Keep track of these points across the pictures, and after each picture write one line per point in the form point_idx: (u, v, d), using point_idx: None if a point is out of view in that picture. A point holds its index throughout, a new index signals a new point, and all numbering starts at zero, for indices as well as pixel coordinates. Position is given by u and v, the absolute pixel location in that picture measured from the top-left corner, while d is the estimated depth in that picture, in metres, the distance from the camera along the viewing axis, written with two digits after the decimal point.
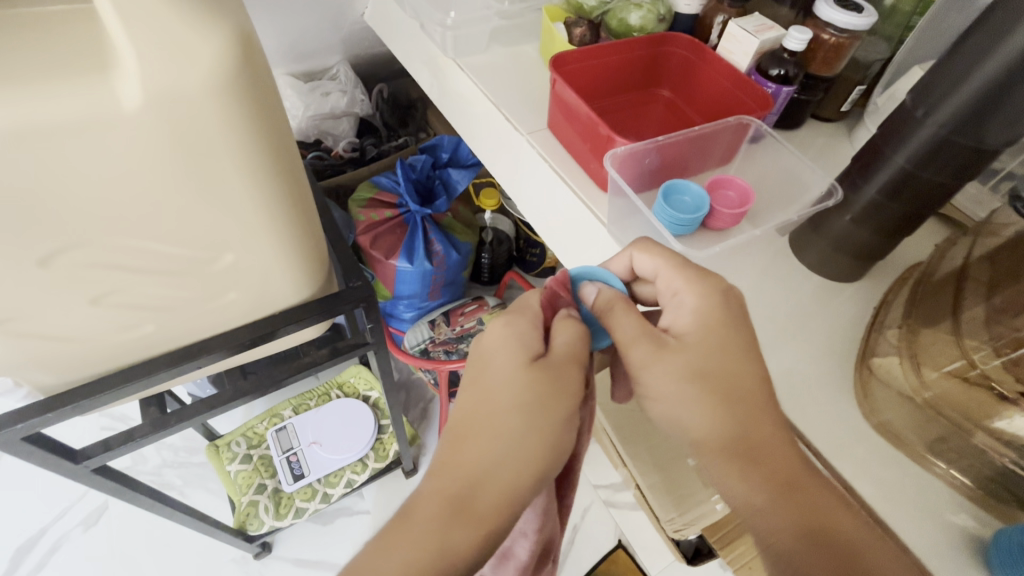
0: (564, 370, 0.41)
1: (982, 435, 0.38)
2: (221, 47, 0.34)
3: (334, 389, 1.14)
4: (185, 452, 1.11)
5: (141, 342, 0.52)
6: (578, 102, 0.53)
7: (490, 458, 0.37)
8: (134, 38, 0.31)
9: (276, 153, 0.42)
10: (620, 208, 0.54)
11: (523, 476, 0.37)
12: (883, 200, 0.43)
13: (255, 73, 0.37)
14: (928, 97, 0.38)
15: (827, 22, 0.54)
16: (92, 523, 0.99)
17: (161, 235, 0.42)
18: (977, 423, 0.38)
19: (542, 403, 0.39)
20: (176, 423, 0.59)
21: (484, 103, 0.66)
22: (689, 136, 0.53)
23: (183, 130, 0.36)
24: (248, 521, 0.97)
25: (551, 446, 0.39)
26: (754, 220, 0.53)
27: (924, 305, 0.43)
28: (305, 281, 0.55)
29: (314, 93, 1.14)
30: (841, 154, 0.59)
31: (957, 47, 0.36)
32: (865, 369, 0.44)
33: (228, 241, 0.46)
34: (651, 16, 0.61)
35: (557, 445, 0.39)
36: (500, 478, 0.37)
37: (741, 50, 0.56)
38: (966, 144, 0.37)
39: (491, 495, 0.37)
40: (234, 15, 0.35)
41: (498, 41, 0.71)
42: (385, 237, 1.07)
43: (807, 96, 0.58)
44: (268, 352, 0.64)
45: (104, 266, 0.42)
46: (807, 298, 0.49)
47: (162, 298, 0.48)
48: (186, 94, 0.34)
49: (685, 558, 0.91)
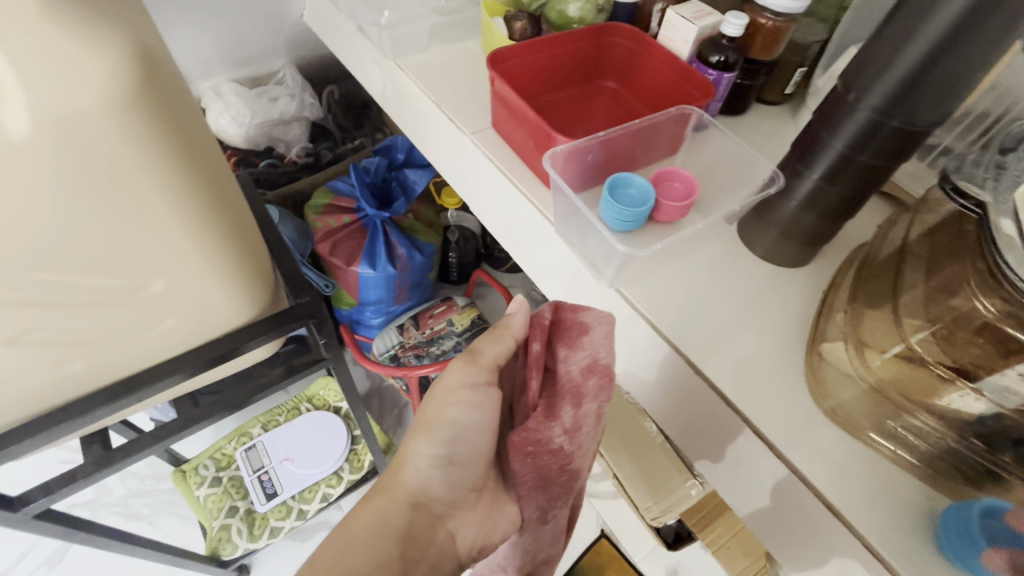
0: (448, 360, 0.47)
1: (924, 415, 0.38)
2: (117, 62, 0.32)
3: (304, 403, 1.11)
4: (152, 479, 1.07)
5: (74, 378, 0.49)
6: (518, 100, 0.52)
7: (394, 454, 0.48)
8: (12, 59, 0.29)
9: (198, 172, 0.40)
10: (563, 208, 0.51)
11: (418, 456, 0.46)
12: (824, 184, 0.43)
13: (163, 91, 0.35)
14: (859, 81, 0.38)
15: (763, 6, 0.53)
16: (56, 562, 0.96)
17: (79, 267, 0.39)
18: (920, 403, 0.38)
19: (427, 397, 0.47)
20: (125, 458, 0.56)
21: (427, 103, 0.64)
22: (632, 129, 0.52)
23: (85, 155, 0.33)
24: (220, 546, 0.94)
25: (434, 423, 0.45)
26: (703, 210, 0.52)
27: (867, 284, 0.43)
28: (249, 301, 0.53)
29: (260, 98, 1.07)
30: (786, 137, 0.59)
31: (883, 29, 0.36)
32: (816, 354, 0.44)
33: (156, 267, 0.43)
34: (590, 7, 0.60)
35: (436, 422, 0.45)
36: (400, 465, 0.47)
37: (680, 38, 0.56)
38: (897, 126, 0.37)
39: (396, 487, 0.47)
40: (132, 27, 0.33)
41: (439, 38, 0.69)
42: (344, 244, 1.04)
43: (750, 81, 0.58)
44: (221, 375, 0.62)
45: (16, 304, 0.39)
46: (757, 285, 0.50)
47: (88, 331, 0.45)
48: (85, 116, 0.32)
49: (665, 543, 0.89)
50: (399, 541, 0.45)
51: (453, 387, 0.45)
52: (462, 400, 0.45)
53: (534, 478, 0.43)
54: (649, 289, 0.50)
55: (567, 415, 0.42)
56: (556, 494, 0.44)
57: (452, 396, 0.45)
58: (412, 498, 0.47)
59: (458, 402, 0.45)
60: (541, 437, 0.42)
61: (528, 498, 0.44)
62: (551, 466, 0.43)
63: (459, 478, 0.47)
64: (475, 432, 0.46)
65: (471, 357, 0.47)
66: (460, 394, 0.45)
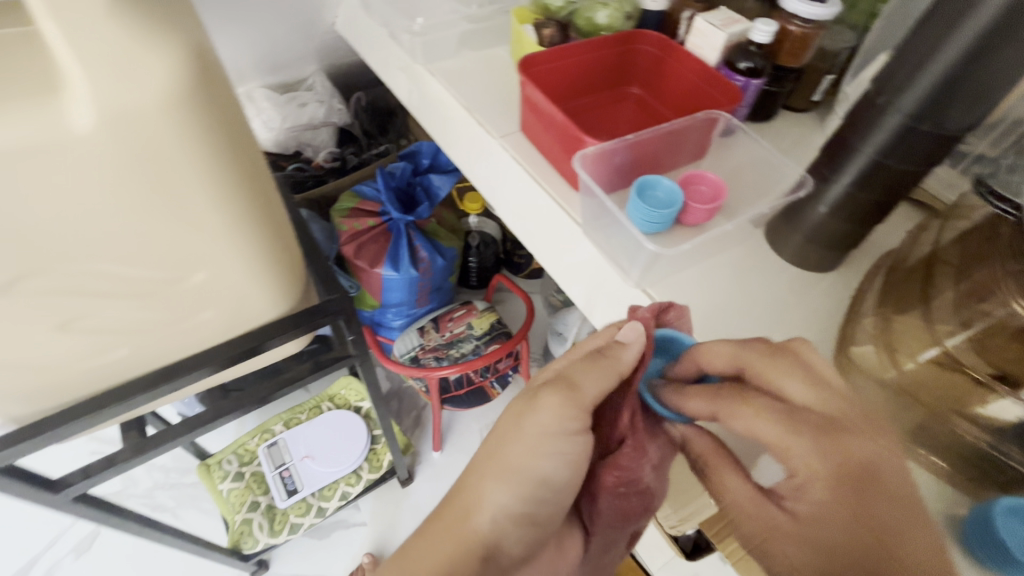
0: (543, 392, 0.44)
1: (961, 421, 0.37)
2: (176, 63, 0.34)
3: (326, 401, 1.12)
4: (176, 473, 1.09)
5: (117, 365, 0.51)
6: (547, 104, 0.53)
7: (459, 493, 0.44)
8: (82, 59, 0.31)
9: (244, 170, 0.42)
10: (593, 209, 0.53)
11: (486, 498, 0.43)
12: (853, 189, 0.43)
13: (213, 91, 0.37)
14: (890, 85, 0.38)
15: (792, 13, 0.54)
16: (84, 550, 0.98)
17: (128, 258, 0.41)
18: (955, 409, 0.38)
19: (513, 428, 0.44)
20: (160, 445, 0.58)
21: (455, 107, 0.66)
22: (660, 133, 0.53)
23: (143, 150, 0.35)
24: (242, 540, 0.96)
25: (518, 469, 0.43)
26: (730, 214, 0.53)
27: (898, 289, 0.42)
28: (283, 296, 0.55)
29: (291, 103, 1.12)
30: (813, 143, 0.59)
31: (915, 34, 0.36)
32: (844, 358, 0.44)
33: (200, 260, 0.45)
34: (618, 14, 0.62)
35: (521, 472, 0.43)
36: (468, 509, 0.43)
37: (708, 44, 0.56)
38: (929, 130, 0.37)
39: (464, 533, 0.42)
40: (188, 30, 0.35)
41: (468, 45, 0.71)
42: (369, 246, 1.06)
43: (777, 87, 0.58)
44: (250, 369, 0.64)
45: (69, 292, 0.41)
46: (784, 290, 0.50)
47: (132, 320, 0.47)
48: (146, 114, 0.34)
49: (683, 554, 0.85)
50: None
51: (549, 431, 0.43)
52: (555, 451, 0.43)
53: (614, 510, 0.47)
54: (674, 290, 0.50)
55: (657, 457, 0.45)
56: (631, 527, 0.49)
57: (542, 447, 0.43)
58: (484, 549, 0.42)
59: (552, 449, 0.43)
60: (631, 479, 0.45)
61: (603, 532, 0.49)
62: (636, 505, 0.46)
63: (530, 526, 0.44)
64: (563, 486, 0.44)
65: (570, 394, 0.43)
66: (557, 440, 0.43)
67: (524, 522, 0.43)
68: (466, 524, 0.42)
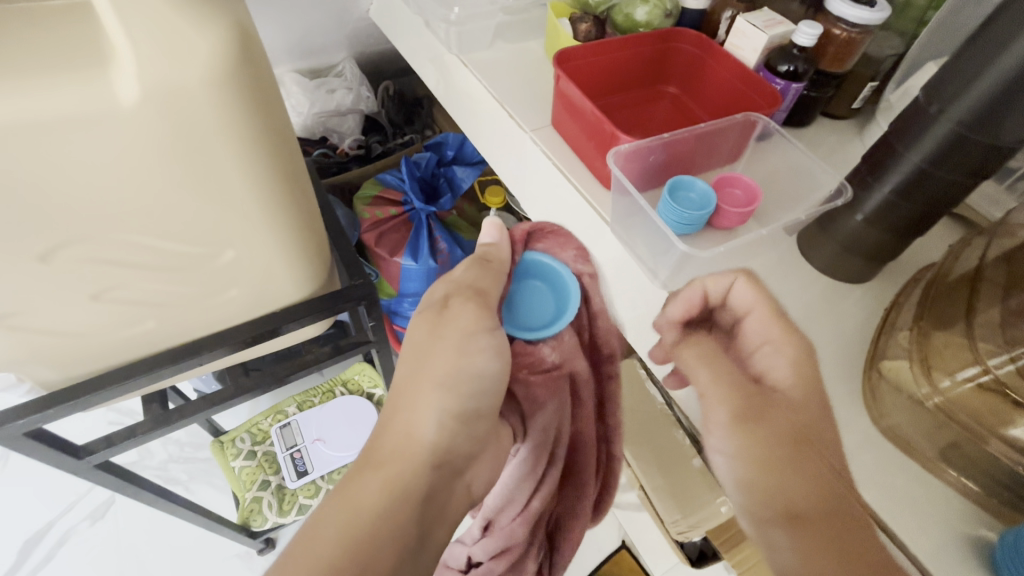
0: (452, 301, 0.48)
1: (996, 442, 0.36)
2: (219, 39, 0.34)
3: (339, 386, 1.13)
4: (190, 447, 1.11)
5: (144, 337, 0.52)
6: (582, 98, 0.53)
7: (397, 418, 0.44)
8: (130, 32, 0.31)
9: (276, 150, 0.42)
10: (624, 207, 0.52)
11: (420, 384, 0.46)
12: (894, 199, 0.42)
13: (252, 70, 0.37)
14: (944, 93, 0.37)
15: (838, 17, 0.52)
16: (99, 517, 1.00)
17: (162, 232, 0.42)
18: (991, 429, 0.36)
19: (432, 340, 0.48)
20: (179, 420, 0.59)
21: (488, 99, 0.65)
22: (695, 133, 0.52)
23: (182, 126, 0.36)
24: (250, 517, 0.97)
25: (458, 378, 0.46)
26: (762, 218, 0.52)
27: (938, 304, 0.41)
28: (308, 277, 0.55)
29: (320, 89, 1.12)
30: (851, 153, 0.58)
31: (974, 40, 0.35)
32: (874, 372, 0.43)
33: (229, 237, 0.45)
34: (658, 11, 0.60)
35: (458, 375, 0.46)
36: (409, 429, 0.44)
37: (750, 46, 0.55)
38: (982, 142, 0.36)
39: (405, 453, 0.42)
40: (232, 8, 0.35)
41: (503, 38, 0.70)
42: (389, 235, 1.07)
43: (817, 94, 0.57)
44: (270, 349, 0.64)
45: (103, 262, 0.42)
46: (814, 301, 0.49)
47: (161, 294, 0.47)
48: (187, 89, 0.34)
49: (689, 560, 0.81)
50: (421, 505, 0.41)
51: (438, 336, 0.48)
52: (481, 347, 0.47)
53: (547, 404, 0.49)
54: None
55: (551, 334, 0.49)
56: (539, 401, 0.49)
57: (473, 350, 0.46)
58: (433, 456, 0.43)
59: (480, 352, 0.46)
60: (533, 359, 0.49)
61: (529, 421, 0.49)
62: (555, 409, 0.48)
63: (475, 430, 0.46)
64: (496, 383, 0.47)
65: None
66: (479, 339, 0.47)
67: (467, 422, 0.46)
68: (411, 435, 0.43)
